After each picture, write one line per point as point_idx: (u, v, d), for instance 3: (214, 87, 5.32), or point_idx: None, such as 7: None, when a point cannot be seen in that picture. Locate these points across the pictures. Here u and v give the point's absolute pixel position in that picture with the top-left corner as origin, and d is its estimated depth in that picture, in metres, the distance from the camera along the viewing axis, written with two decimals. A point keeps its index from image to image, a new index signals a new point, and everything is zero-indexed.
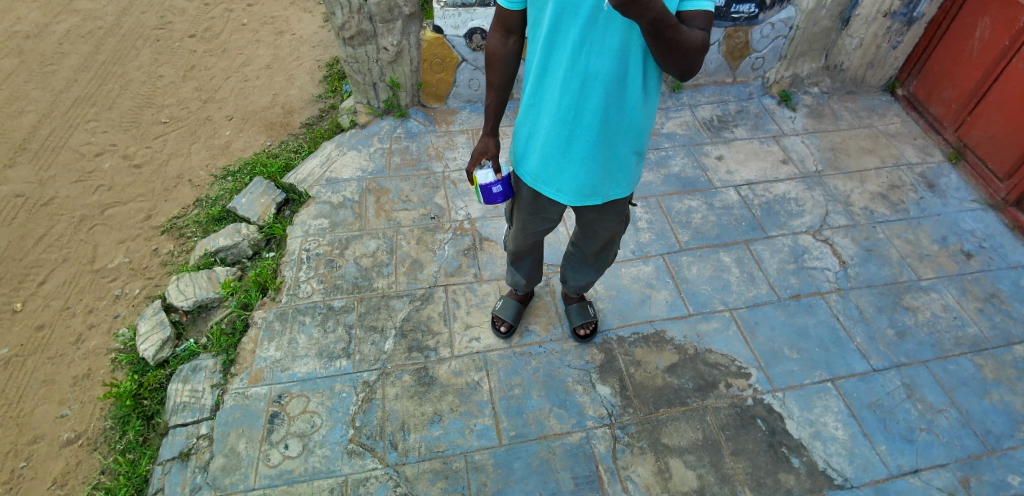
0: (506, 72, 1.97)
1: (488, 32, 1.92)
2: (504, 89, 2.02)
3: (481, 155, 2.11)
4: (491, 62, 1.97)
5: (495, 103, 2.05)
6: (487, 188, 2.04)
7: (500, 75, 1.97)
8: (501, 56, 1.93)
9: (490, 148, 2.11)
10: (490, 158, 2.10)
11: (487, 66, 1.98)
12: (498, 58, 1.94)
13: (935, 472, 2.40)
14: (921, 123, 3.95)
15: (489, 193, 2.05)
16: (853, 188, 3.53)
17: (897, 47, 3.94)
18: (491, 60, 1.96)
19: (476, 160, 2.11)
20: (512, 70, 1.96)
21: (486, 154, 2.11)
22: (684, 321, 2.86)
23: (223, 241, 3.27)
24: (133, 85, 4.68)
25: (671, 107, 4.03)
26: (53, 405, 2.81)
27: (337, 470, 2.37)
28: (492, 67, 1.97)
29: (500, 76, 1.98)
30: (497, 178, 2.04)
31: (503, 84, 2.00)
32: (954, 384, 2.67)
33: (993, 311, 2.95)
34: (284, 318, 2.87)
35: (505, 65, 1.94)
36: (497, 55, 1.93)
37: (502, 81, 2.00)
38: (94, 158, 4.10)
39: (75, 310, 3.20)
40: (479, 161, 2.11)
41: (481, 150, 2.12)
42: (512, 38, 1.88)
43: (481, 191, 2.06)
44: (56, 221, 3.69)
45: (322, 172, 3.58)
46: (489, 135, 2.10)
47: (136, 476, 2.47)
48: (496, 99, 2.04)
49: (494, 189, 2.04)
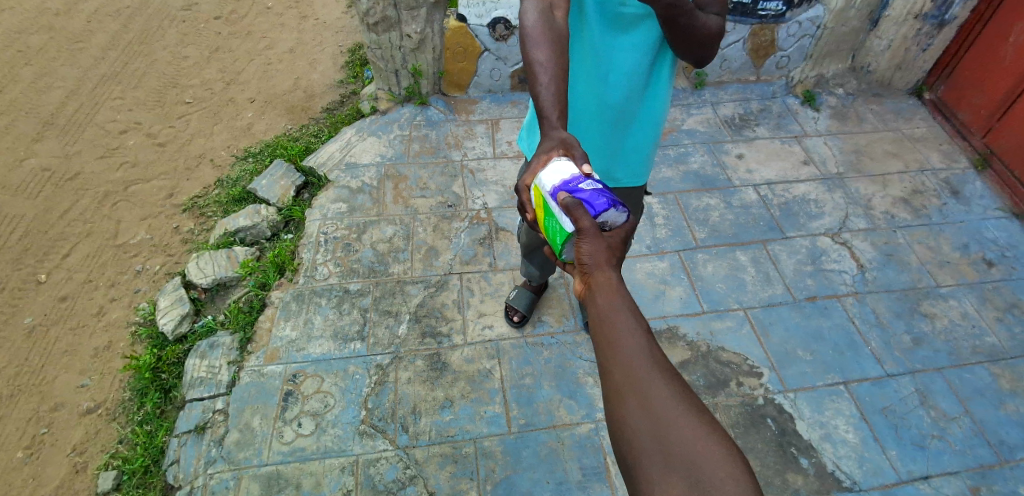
0: (555, 43, 1.56)
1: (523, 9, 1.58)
2: (561, 67, 1.56)
3: (548, 153, 1.50)
4: (531, 42, 1.56)
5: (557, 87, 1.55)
6: (571, 184, 1.37)
7: (548, 48, 1.54)
8: (543, 27, 1.56)
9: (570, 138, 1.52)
10: (564, 156, 1.49)
11: (523, 49, 1.59)
12: (544, 31, 1.55)
13: (946, 480, 2.38)
14: (947, 127, 3.88)
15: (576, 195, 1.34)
16: (875, 192, 3.49)
17: (926, 50, 3.88)
18: (530, 37, 1.57)
19: (541, 164, 1.49)
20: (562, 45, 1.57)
21: (566, 145, 1.50)
22: (698, 318, 2.86)
23: (242, 221, 3.31)
24: (158, 64, 4.74)
25: (693, 103, 4.00)
26: (74, 374, 2.88)
27: (349, 450, 2.41)
28: (535, 45, 1.56)
29: (548, 53, 1.55)
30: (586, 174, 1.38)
31: (557, 62, 1.56)
32: (969, 392, 2.65)
33: (1013, 321, 2.91)
34: (301, 299, 2.91)
35: (555, 36, 1.56)
36: (538, 31, 1.56)
37: (553, 57, 1.55)
38: (119, 136, 4.17)
39: (97, 284, 3.27)
40: (547, 160, 1.48)
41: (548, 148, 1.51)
42: (557, 12, 1.56)
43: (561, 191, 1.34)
44: (81, 195, 3.76)
45: (342, 157, 3.62)
46: (560, 128, 1.54)
47: (152, 447, 2.52)
48: (554, 84, 1.55)
49: (582, 184, 1.34)
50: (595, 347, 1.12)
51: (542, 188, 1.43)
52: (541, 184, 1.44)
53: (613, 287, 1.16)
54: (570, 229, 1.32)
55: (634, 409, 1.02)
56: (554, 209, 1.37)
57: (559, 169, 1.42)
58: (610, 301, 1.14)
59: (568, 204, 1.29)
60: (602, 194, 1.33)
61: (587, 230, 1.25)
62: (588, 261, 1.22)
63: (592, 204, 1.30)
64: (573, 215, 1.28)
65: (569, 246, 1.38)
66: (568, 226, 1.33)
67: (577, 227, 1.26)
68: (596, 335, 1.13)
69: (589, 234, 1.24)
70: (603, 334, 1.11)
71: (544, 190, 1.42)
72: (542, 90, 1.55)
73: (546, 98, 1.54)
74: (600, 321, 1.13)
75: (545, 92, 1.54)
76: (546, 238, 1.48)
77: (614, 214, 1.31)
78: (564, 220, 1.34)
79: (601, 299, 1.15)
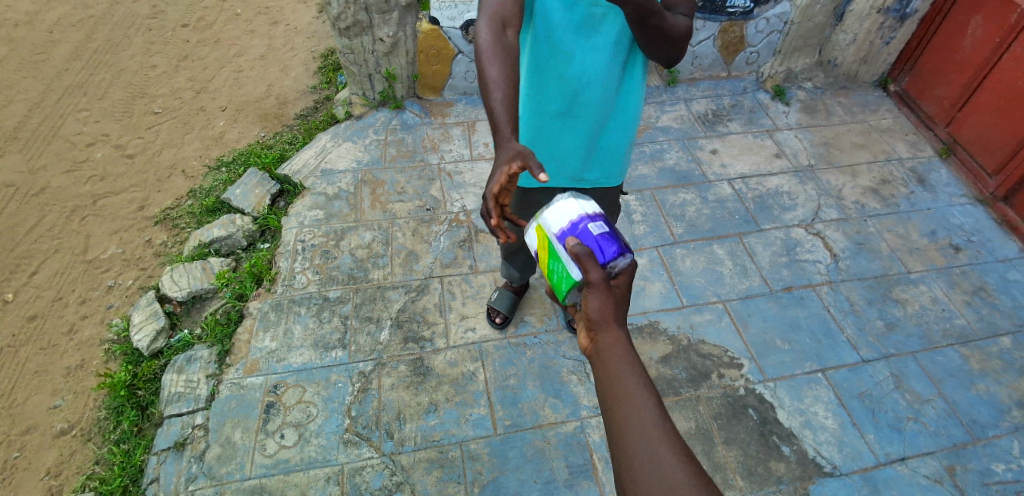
0: (507, 62, 1.59)
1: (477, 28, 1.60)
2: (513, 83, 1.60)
3: (509, 165, 1.53)
4: (485, 60, 1.59)
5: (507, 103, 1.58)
6: (578, 227, 1.50)
7: (500, 67, 1.58)
8: (497, 46, 1.59)
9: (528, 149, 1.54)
10: (523, 167, 1.52)
11: (481, 65, 1.61)
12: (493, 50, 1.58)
13: (922, 461, 2.44)
14: (913, 118, 3.99)
15: (585, 239, 1.47)
16: (845, 182, 3.57)
17: (889, 43, 3.98)
18: (483, 56, 1.60)
19: (503, 176, 1.53)
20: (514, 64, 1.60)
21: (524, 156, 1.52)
22: (678, 312, 2.89)
23: (217, 232, 3.25)
24: (125, 74, 4.64)
25: (666, 100, 4.04)
26: (45, 395, 2.80)
27: (333, 460, 2.38)
28: (488, 62, 1.59)
29: (501, 71, 1.59)
30: (592, 218, 1.52)
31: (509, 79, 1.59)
32: (942, 375, 2.72)
33: (981, 304, 3.00)
34: (279, 309, 2.87)
35: (507, 55, 1.59)
36: (489, 50, 1.59)
37: (506, 75, 1.59)
38: (86, 148, 4.07)
39: (68, 301, 3.19)
40: (509, 172, 1.52)
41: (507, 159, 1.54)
42: (509, 31, 1.59)
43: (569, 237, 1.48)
44: (48, 211, 3.66)
45: (317, 164, 3.58)
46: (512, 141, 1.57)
47: (131, 466, 2.46)
48: (509, 95, 1.59)
49: (590, 227, 1.49)
50: (600, 398, 1.16)
51: (548, 231, 1.57)
52: (547, 227, 1.57)
53: (621, 344, 1.16)
54: (579, 275, 1.43)
55: (644, 462, 1.05)
56: (561, 253, 1.50)
57: (565, 212, 1.54)
58: (616, 361, 1.15)
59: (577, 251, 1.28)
60: (609, 240, 1.47)
61: (596, 283, 1.22)
62: (596, 314, 1.20)
63: (601, 251, 1.44)
64: (582, 263, 1.25)
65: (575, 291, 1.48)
66: (576, 273, 1.44)
67: (584, 276, 1.25)
68: (603, 387, 1.15)
69: (597, 287, 1.22)
70: (607, 385, 1.15)
71: (551, 232, 1.55)
72: (496, 106, 1.57)
73: (498, 114, 1.58)
74: (605, 373, 1.16)
75: (499, 108, 1.58)
76: (548, 277, 1.59)
77: (621, 261, 1.44)
78: (572, 266, 1.46)
79: (608, 355, 1.16)
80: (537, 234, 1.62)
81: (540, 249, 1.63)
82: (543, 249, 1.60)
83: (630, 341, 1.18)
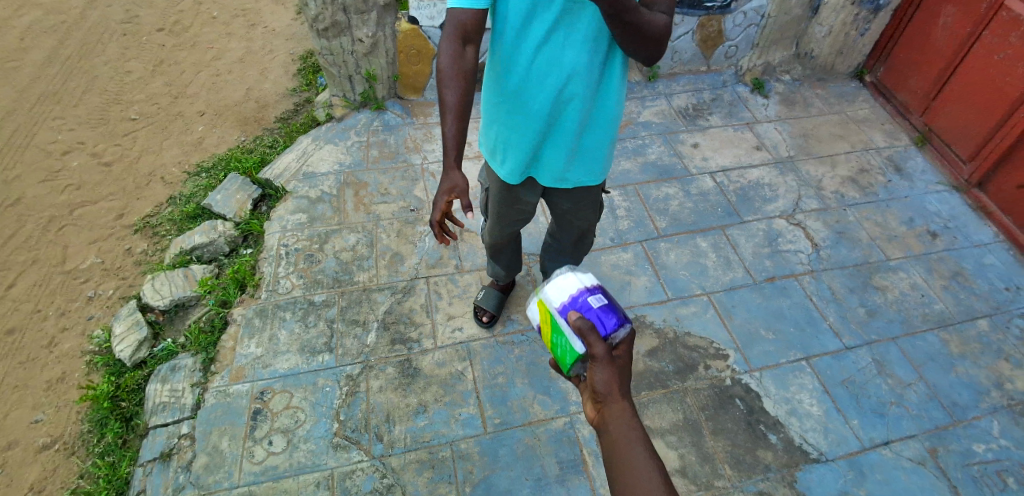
0: (461, 87, 1.82)
1: (440, 46, 1.76)
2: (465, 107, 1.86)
3: (449, 194, 1.97)
4: (444, 83, 1.82)
5: (456, 128, 1.88)
6: (579, 300, 1.49)
7: (454, 93, 1.82)
8: (454, 71, 1.79)
9: (457, 184, 1.96)
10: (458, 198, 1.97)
11: (439, 86, 1.83)
12: (451, 75, 1.79)
13: (905, 444, 2.49)
14: (889, 108, 4.05)
15: (586, 312, 1.47)
16: (824, 172, 3.62)
17: (864, 35, 4.05)
18: (443, 77, 1.81)
19: (443, 204, 1.98)
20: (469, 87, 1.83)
21: (453, 190, 1.96)
22: (663, 306, 2.91)
23: (198, 239, 3.21)
24: (100, 80, 4.56)
25: (647, 95, 4.07)
26: (26, 410, 2.75)
27: (323, 464, 2.37)
28: (444, 85, 1.83)
29: (456, 96, 1.83)
30: (591, 289, 1.51)
31: (462, 103, 1.85)
32: (922, 358, 2.77)
33: (958, 288, 3.06)
34: (264, 315, 2.84)
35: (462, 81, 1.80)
36: (449, 73, 1.79)
37: (459, 100, 1.84)
38: (62, 157, 3.99)
39: (46, 314, 3.13)
40: (448, 201, 1.97)
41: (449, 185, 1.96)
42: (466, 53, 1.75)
43: (571, 312, 1.47)
44: (23, 222, 3.59)
45: (298, 167, 3.55)
46: (454, 167, 1.94)
47: (116, 479, 2.42)
48: (457, 123, 1.87)
49: (590, 300, 1.49)
50: (608, 469, 1.27)
51: (548, 304, 1.55)
52: (547, 300, 1.55)
53: (627, 416, 1.29)
54: (582, 350, 1.45)
55: None
56: (564, 328, 1.50)
57: (563, 286, 1.53)
58: (622, 431, 1.28)
59: (581, 327, 1.38)
60: (609, 310, 1.48)
61: (600, 357, 1.34)
62: (602, 388, 1.33)
63: (602, 324, 1.45)
64: (586, 338, 1.37)
65: (579, 363, 1.50)
66: (580, 347, 1.46)
67: (589, 351, 1.36)
68: (610, 457, 1.28)
69: (601, 360, 1.34)
70: (615, 454, 1.26)
71: (551, 306, 1.53)
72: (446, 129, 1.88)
73: (448, 137, 1.89)
74: (612, 444, 1.28)
75: (449, 131, 1.88)
76: (551, 351, 1.59)
77: (622, 330, 1.47)
78: (575, 341, 1.46)
79: (615, 427, 1.28)
80: (537, 306, 1.60)
81: (540, 321, 1.61)
82: (543, 321, 1.59)
83: (634, 411, 1.31)
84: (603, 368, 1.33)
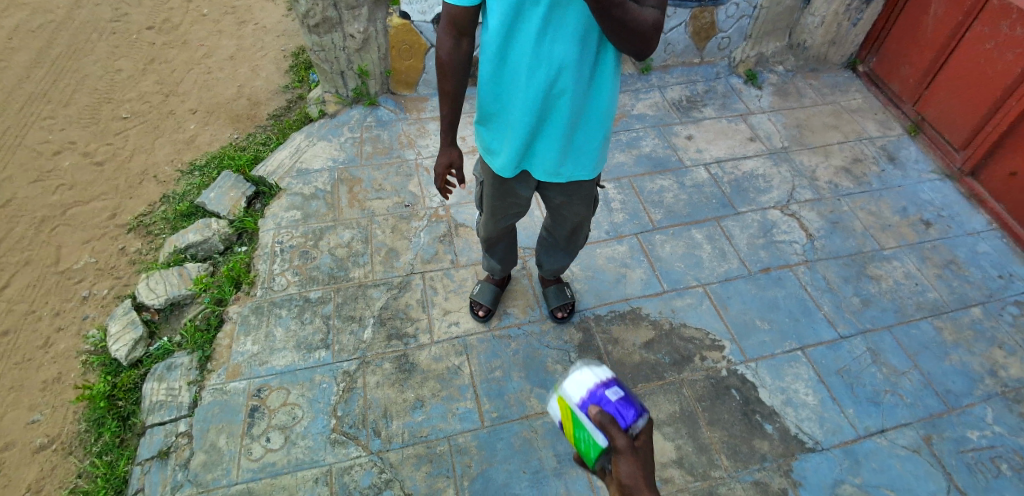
0: (458, 78, 1.91)
1: (439, 37, 1.83)
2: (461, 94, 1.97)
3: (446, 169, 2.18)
4: (443, 72, 1.90)
5: (451, 111, 2.01)
6: (597, 393, 1.38)
7: (452, 83, 1.92)
8: (451, 63, 1.87)
9: (455, 159, 2.15)
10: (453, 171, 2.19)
11: (441, 77, 1.92)
12: (449, 67, 1.87)
13: (900, 432, 2.50)
14: (881, 98, 4.06)
15: (605, 407, 1.36)
16: (818, 163, 3.63)
17: (856, 25, 4.05)
18: (443, 68, 1.89)
19: (441, 179, 2.21)
20: (465, 77, 1.91)
21: (451, 166, 2.17)
22: (659, 298, 2.92)
23: (192, 237, 3.20)
24: (90, 79, 4.52)
25: (641, 88, 4.06)
26: (22, 410, 2.74)
27: (321, 460, 2.37)
28: (443, 76, 1.92)
29: (453, 85, 1.93)
30: (607, 381, 1.40)
31: (458, 91, 1.95)
32: (916, 347, 2.79)
33: (952, 277, 3.08)
34: (260, 312, 2.84)
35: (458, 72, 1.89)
36: (448, 64, 1.87)
37: (456, 89, 1.95)
38: (53, 157, 3.97)
39: (41, 314, 3.11)
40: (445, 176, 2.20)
41: (445, 161, 2.16)
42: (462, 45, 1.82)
43: (590, 406, 1.36)
44: (15, 223, 3.57)
45: (292, 164, 3.54)
46: (448, 146, 2.12)
47: (114, 477, 2.42)
48: (454, 108, 2.00)
49: (608, 392, 1.37)
50: None
51: (566, 398, 1.43)
52: (565, 394, 1.43)
53: None
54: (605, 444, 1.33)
55: None
56: (584, 422, 1.37)
57: (579, 378, 1.42)
58: None
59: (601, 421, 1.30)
60: (628, 402, 1.38)
61: (623, 448, 1.30)
62: (628, 480, 1.29)
63: (622, 417, 1.35)
64: (606, 430, 1.32)
65: (603, 459, 1.38)
66: (602, 441, 1.34)
67: (610, 444, 1.31)
68: None
69: (625, 452, 1.29)
70: None
71: (569, 400, 1.41)
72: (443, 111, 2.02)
73: (446, 119, 2.04)
74: None
75: (445, 113, 2.02)
76: (574, 447, 1.46)
77: (640, 421, 1.37)
78: (597, 435, 1.34)
79: None
80: (556, 401, 1.48)
81: (561, 417, 1.48)
82: (563, 415, 1.47)
83: None
84: (627, 460, 1.29)
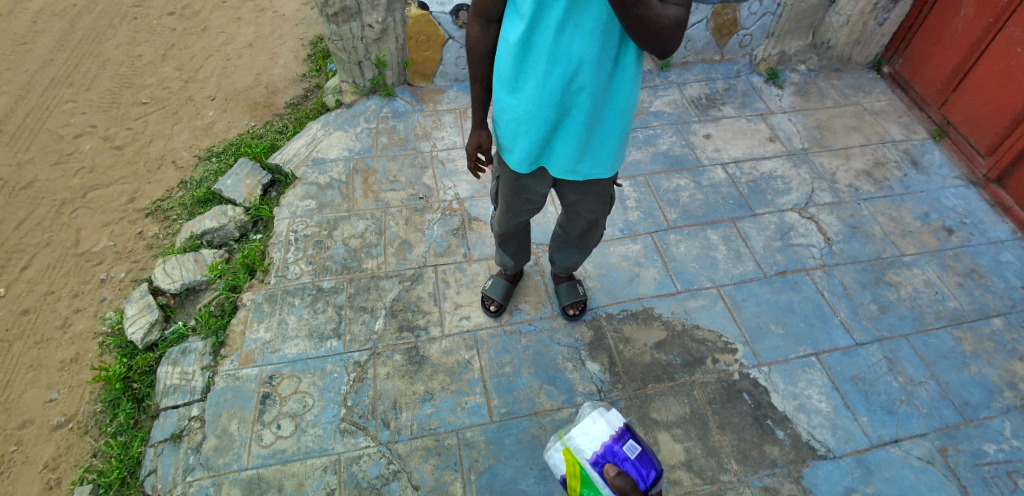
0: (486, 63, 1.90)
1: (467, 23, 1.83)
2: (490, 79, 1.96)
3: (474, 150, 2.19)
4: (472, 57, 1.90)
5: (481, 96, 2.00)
6: (612, 450, 1.60)
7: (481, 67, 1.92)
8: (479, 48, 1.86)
9: (484, 141, 2.14)
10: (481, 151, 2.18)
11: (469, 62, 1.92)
12: (477, 52, 1.87)
13: (914, 442, 2.47)
14: (906, 101, 3.98)
15: (623, 467, 1.59)
16: (839, 165, 3.56)
17: (883, 25, 3.96)
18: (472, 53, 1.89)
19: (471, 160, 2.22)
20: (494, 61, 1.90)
21: (480, 147, 2.16)
22: (672, 298, 2.89)
23: (208, 223, 3.23)
24: (111, 64, 4.56)
25: (659, 85, 4.02)
26: (41, 389, 2.80)
27: (330, 449, 2.39)
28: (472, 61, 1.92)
29: (482, 69, 1.93)
30: (620, 439, 1.63)
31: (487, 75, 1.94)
32: (934, 356, 2.74)
33: (973, 286, 3.02)
34: (273, 300, 2.86)
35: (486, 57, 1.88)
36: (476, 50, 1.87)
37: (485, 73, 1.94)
38: (74, 140, 4.02)
39: (60, 295, 3.16)
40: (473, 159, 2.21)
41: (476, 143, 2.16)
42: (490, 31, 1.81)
43: (609, 468, 1.56)
44: (37, 205, 3.63)
45: (308, 153, 3.55)
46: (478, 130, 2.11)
47: (128, 458, 2.46)
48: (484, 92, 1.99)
49: (626, 452, 1.60)
50: None
51: (577, 454, 1.60)
52: (578, 450, 1.60)
53: None
54: None
55: None
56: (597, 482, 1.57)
57: (596, 435, 1.61)
58: None
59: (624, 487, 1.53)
60: (640, 461, 1.62)
61: None
62: None
63: (641, 478, 1.59)
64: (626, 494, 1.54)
65: None
66: None
67: None
68: None
69: None
70: None
71: (582, 456, 1.60)
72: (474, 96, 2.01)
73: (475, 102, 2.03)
74: None
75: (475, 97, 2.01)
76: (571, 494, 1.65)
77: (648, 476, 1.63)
78: None
79: None
80: (561, 451, 1.64)
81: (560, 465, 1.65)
82: (565, 465, 1.64)
83: None
84: None
